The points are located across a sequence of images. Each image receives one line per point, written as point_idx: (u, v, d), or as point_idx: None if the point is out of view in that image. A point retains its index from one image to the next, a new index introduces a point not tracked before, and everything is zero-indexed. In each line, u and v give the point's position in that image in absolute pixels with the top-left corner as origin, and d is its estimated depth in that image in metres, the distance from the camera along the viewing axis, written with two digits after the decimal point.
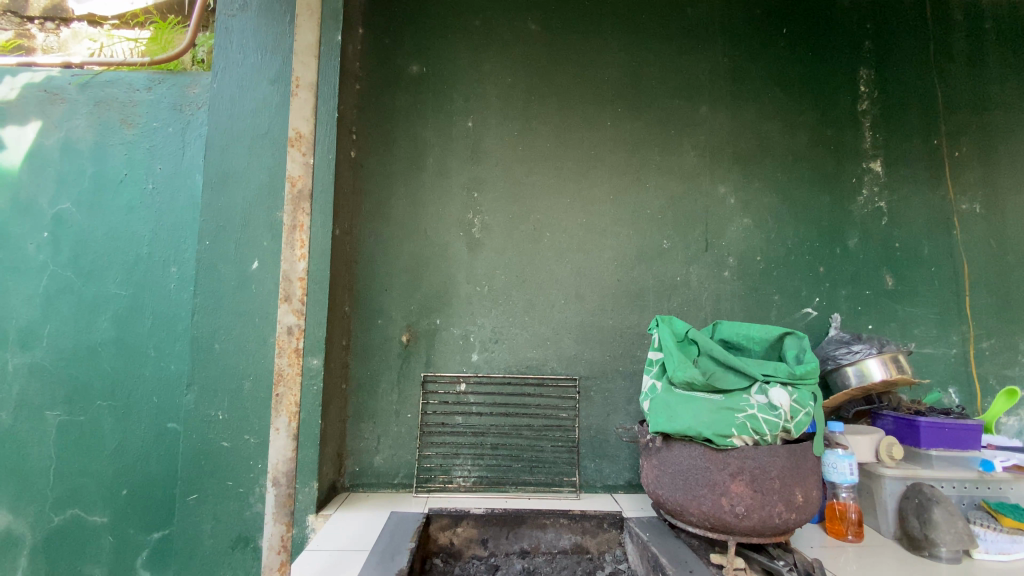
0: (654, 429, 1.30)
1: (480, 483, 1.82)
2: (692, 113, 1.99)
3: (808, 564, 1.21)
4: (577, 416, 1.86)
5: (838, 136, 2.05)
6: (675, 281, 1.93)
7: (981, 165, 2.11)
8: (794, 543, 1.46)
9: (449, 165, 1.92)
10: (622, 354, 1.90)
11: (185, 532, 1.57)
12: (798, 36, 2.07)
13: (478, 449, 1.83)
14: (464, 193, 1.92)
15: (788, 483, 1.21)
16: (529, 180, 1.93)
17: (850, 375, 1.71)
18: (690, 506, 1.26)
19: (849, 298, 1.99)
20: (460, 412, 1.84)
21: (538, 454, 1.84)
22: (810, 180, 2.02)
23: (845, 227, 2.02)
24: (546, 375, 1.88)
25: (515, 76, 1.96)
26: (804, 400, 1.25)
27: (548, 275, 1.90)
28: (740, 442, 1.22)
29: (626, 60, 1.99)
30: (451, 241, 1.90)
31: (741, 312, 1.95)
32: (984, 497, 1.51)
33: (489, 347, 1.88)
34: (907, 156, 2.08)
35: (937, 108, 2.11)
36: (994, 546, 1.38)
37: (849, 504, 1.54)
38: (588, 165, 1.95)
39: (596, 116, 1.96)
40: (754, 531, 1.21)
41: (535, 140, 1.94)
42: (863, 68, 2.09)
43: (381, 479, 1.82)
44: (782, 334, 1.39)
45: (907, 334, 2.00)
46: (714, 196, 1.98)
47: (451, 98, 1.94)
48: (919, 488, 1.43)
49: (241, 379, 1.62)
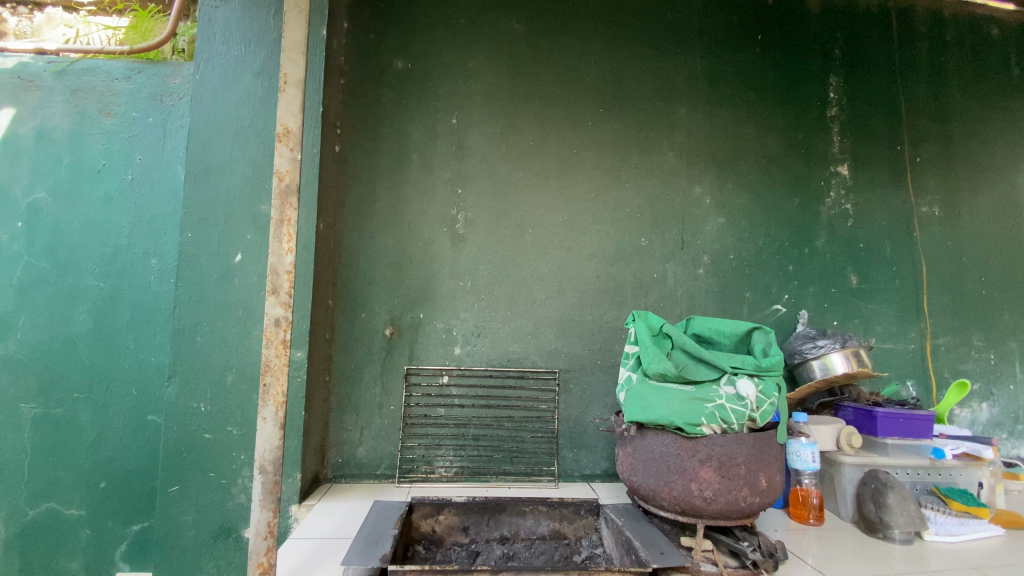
0: (629, 419, 1.37)
1: (462, 472, 1.86)
2: (671, 115, 2.06)
3: (771, 545, 1.28)
4: (556, 407, 1.92)
5: (808, 140, 2.14)
6: (652, 278, 2.00)
7: (941, 170, 2.23)
8: (760, 526, 1.54)
9: (433, 161, 1.95)
10: (600, 347, 1.96)
11: (166, 522, 1.58)
12: (773, 43, 2.15)
13: (460, 439, 1.88)
14: (448, 189, 1.95)
15: (753, 469, 1.28)
16: (512, 177, 1.97)
17: (815, 368, 1.79)
18: (662, 491, 1.32)
19: (816, 295, 2.08)
20: (443, 404, 1.88)
21: (518, 444, 1.89)
22: (781, 183, 2.10)
23: (813, 227, 2.11)
24: (527, 368, 1.92)
25: (500, 75, 1.99)
26: (769, 391, 1.33)
27: (530, 271, 1.95)
28: (709, 430, 1.29)
29: (608, 61, 2.04)
30: (435, 237, 1.93)
31: (713, 309, 2.03)
32: (936, 483, 1.61)
33: (472, 341, 1.92)
34: (873, 160, 2.18)
35: (901, 114, 2.22)
36: (944, 528, 1.49)
37: (811, 490, 1.62)
38: (570, 163, 2.00)
39: (578, 116, 2.01)
40: (721, 514, 1.28)
41: (518, 139, 1.99)
42: (833, 75, 2.18)
43: (364, 470, 1.85)
44: (751, 328, 1.46)
45: (869, 330, 2.11)
46: (691, 196, 2.05)
47: (436, 95, 1.97)
48: (875, 474, 1.52)
49: (223, 372, 1.63)
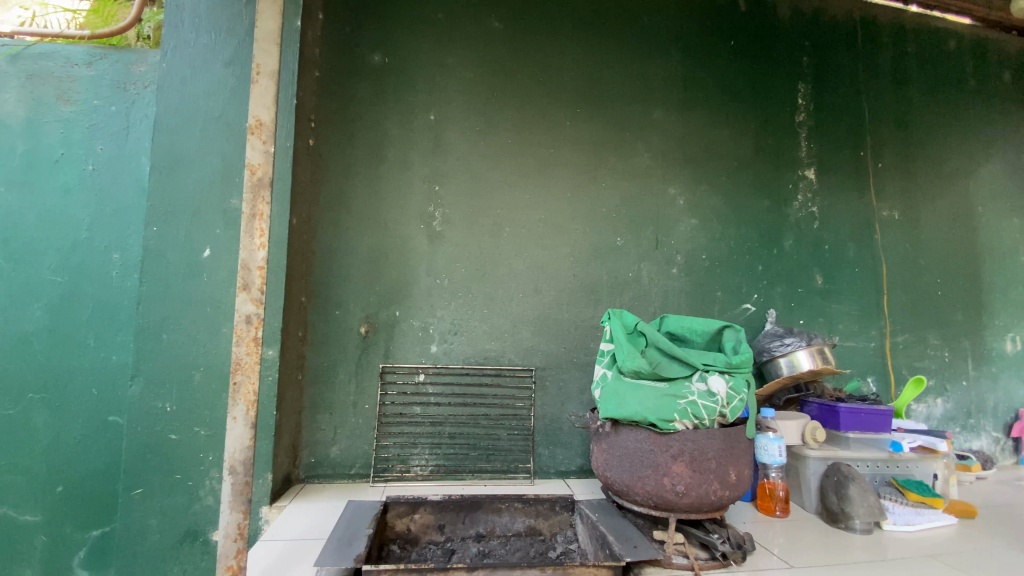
0: (604, 416, 1.38)
1: (437, 471, 1.85)
2: (646, 117, 2.09)
3: (740, 537, 1.32)
4: (532, 405, 1.93)
5: (777, 144, 2.20)
6: (627, 277, 2.03)
7: (900, 175, 2.33)
8: (729, 519, 1.58)
9: (410, 157, 1.93)
10: (576, 345, 1.98)
11: (128, 527, 1.52)
12: (745, 48, 2.20)
13: (436, 438, 1.87)
14: (425, 185, 1.93)
15: (723, 463, 1.32)
16: (490, 175, 1.97)
17: (782, 366, 1.85)
18: (635, 486, 1.34)
19: (783, 295, 2.15)
20: (419, 402, 1.87)
21: (494, 442, 1.90)
22: (752, 185, 2.16)
23: (781, 229, 2.17)
24: (504, 366, 1.93)
25: (478, 72, 1.99)
26: (739, 387, 1.36)
27: (507, 270, 1.95)
28: (682, 426, 1.32)
29: (586, 62, 2.06)
30: (411, 234, 1.91)
31: (686, 308, 2.07)
32: (893, 475, 1.68)
33: (448, 339, 1.91)
34: (838, 165, 2.26)
35: (864, 122, 2.31)
36: (902, 518, 1.55)
37: (777, 483, 1.68)
38: (548, 162, 2.01)
39: (556, 115, 2.03)
40: (692, 507, 1.31)
41: (496, 136, 1.98)
42: (801, 82, 2.25)
43: (337, 470, 1.82)
44: (722, 326, 1.50)
45: (833, 329, 2.19)
46: (665, 197, 2.08)
47: (414, 90, 1.95)
48: (838, 467, 1.58)
49: (190, 370, 1.58)
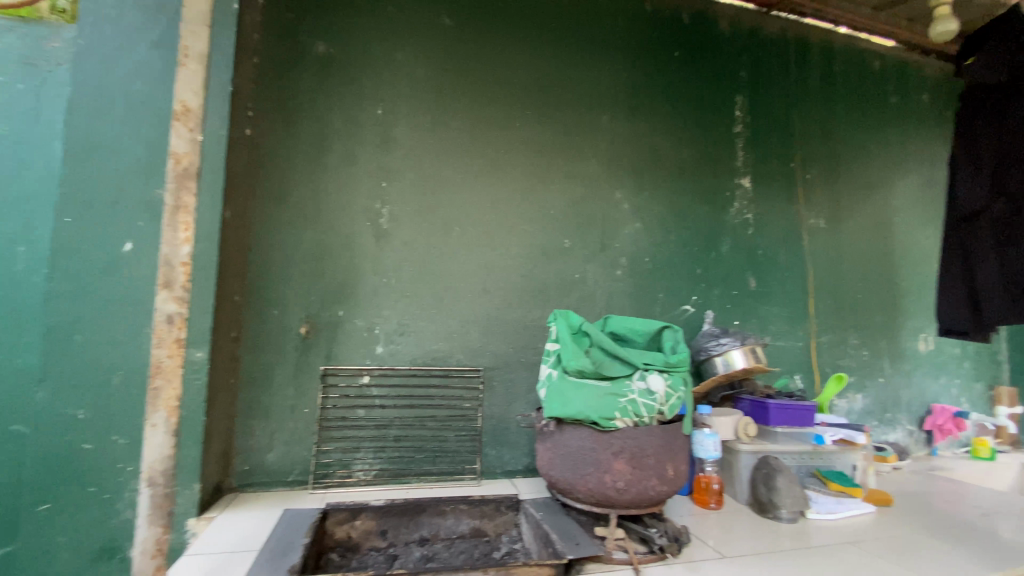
0: (549, 415, 1.40)
1: (381, 475, 1.81)
2: (595, 122, 2.13)
3: (676, 530, 1.38)
4: (480, 406, 1.92)
5: (716, 153, 2.31)
6: (575, 278, 2.06)
7: (826, 186, 2.50)
8: (667, 513, 1.64)
9: (356, 152, 1.87)
10: (523, 346, 1.99)
11: (31, 547, 1.38)
12: (688, 60, 2.29)
13: (380, 441, 1.82)
14: (371, 181, 1.88)
15: (662, 459, 1.36)
16: (439, 173, 1.94)
17: (718, 364, 1.94)
18: (578, 484, 1.37)
19: (720, 297, 2.26)
20: (362, 405, 1.82)
21: (441, 444, 1.87)
22: (693, 192, 2.25)
23: (719, 234, 2.28)
24: (452, 367, 1.91)
25: (428, 68, 1.96)
26: (677, 385, 1.42)
27: (455, 269, 1.94)
28: (622, 424, 1.35)
29: (536, 64, 2.08)
30: (356, 231, 1.85)
31: (630, 309, 2.13)
32: (818, 466, 1.80)
33: (394, 339, 1.87)
34: (771, 175, 2.40)
35: (795, 135, 2.46)
36: (824, 507, 1.65)
37: (712, 476, 1.75)
38: (498, 162, 2.01)
39: (506, 116, 2.03)
40: (632, 503, 1.35)
41: (446, 134, 1.96)
42: (739, 95, 2.37)
43: (274, 477, 1.74)
44: (662, 327, 1.55)
45: (764, 329, 2.32)
46: (611, 200, 2.13)
47: (361, 83, 1.89)
48: (767, 460, 1.68)
49: (107, 374, 1.45)
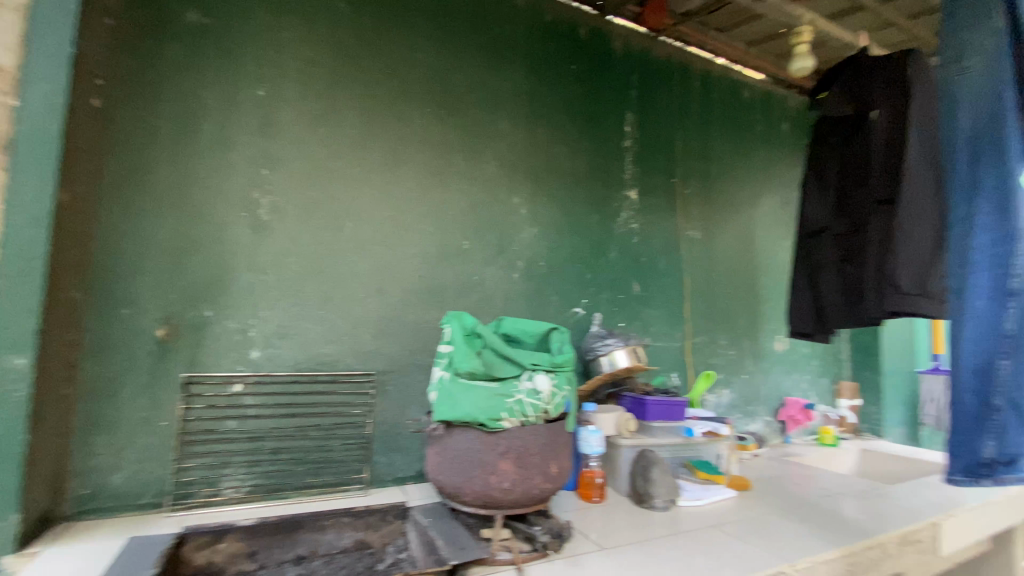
0: (437, 418, 1.37)
1: (256, 491, 1.65)
2: (494, 126, 2.15)
3: (559, 526, 1.43)
4: (370, 412, 1.83)
5: (608, 165, 2.44)
6: (472, 280, 2.06)
7: (701, 202, 2.76)
8: (553, 510, 1.68)
9: (233, 136, 1.70)
10: (417, 348, 1.93)
11: None
12: (584, 74, 2.41)
13: (255, 454, 1.66)
14: (251, 169, 1.72)
15: (546, 457, 1.40)
16: (329, 166, 1.83)
17: (604, 364, 2.04)
18: (464, 487, 1.36)
19: (609, 300, 2.39)
20: (234, 416, 1.65)
21: (326, 454, 1.76)
22: (586, 200, 2.36)
23: (608, 241, 2.42)
24: (340, 372, 1.80)
25: (320, 53, 1.84)
26: (562, 385, 1.47)
27: (346, 268, 1.83)
28: (509, 424, 1.37)
29: (436, 62, 2.05)
30: (231, 223, 1.68)
31: (526, 311, 2.17)
32: (688, 457, 1.98)
33: (274, 343, 1.72)
34: (655, 189, 2.60)
35: (676, 154, 2.69)
36: (692, 494, 1.82)
37: (596, 471, 1.82)
38: (394, 158, 1.94)
39: (404, 111, 1.97)
40: (517, 502, 1.37)
41: (338, 124, 1.85)
42: (629, 113, 2.54)
43: (120, 501, 1.51)
44: (550, 329, 1.60)
45: (647, 331, 2.50)
46: (509, 204, 2.16)
47: (240, 61, 1.73)
48: (645, 454, 1.80)
49: None
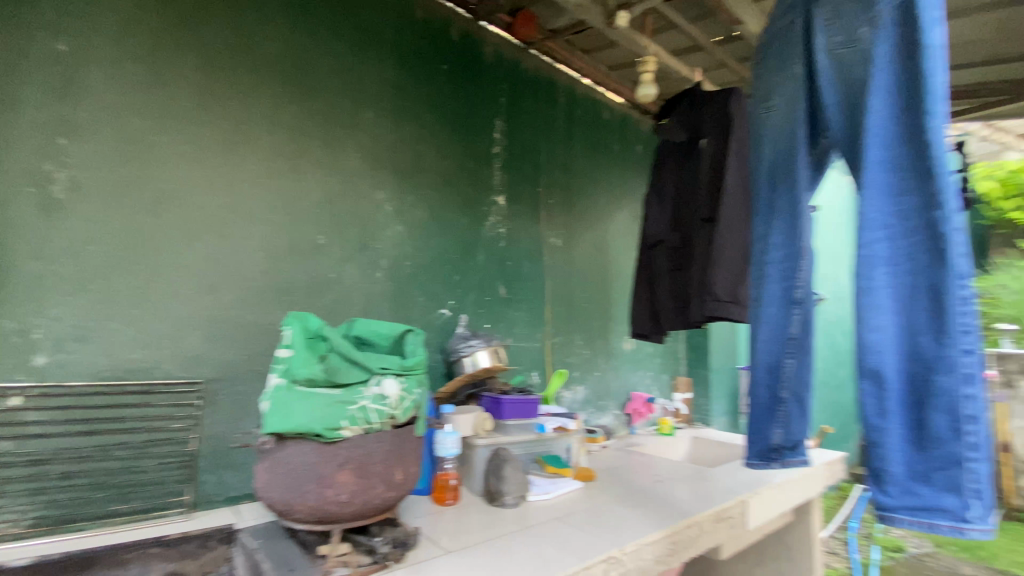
0: (268, 430, 1.25)
1: (36, 526, 1.37)
2: (356, 117, 2.04)
3: (404, 534, 1.39)
4: (197, 425, 1.62)
5: (476, 168, 2.46)
6: (328, 278, 1.93)
7: (565, 211, 2.92)
8: (403, 517, 1.63)
9: (14, 94, 1.39)
10: (259, 352, 1.76)
11: None
12: (455, 76, 2.40)
13: (35, 482, 1.37)
14: (40, 138, 1.42)
15: (390, 465, 1.35)
16: (152, 142, 1.59)
17: (467, 364, 2.04)
18: (297, 504, 1.26)
19: (474, 303, 2.41)
20: (5, 437, 1.35)
21: (136, 476, 1.52)
22: (454, 202, 2.36)
23: (475, 244, 2.44)
24: (157, 381, 1.56)
25: (142, 10, 1.59)
26: (411, 389, 1.44)
27: (170, 261, 1.60)
28: (350, 432, 1.30)
29: (291, 40, 1.89)
30: (8, 201, 1.38)
31: (386, 312, 2.10)
32: (540, 452, 2.07)
33: (67, 347, 1.44)
34: (522, 196, 2.68)
35: (543, 163, 2.81)
36: (542, 489, 1.89)
37: (450, 473, 1.81)
38: (237, 140, 1.75)
39: (251, 89, 1.78)
40: (357, 515, 1.30)
41: (165, 95, 1.61)
42: (499, 119, 2.59)
43: None
44: (404, 331, 1.54)
45: (510, 333, 2.57)
46: (372, 200, 2.07)
47: (28, 5, 1.42)
48: (498, 452, 1.83)
49: None
